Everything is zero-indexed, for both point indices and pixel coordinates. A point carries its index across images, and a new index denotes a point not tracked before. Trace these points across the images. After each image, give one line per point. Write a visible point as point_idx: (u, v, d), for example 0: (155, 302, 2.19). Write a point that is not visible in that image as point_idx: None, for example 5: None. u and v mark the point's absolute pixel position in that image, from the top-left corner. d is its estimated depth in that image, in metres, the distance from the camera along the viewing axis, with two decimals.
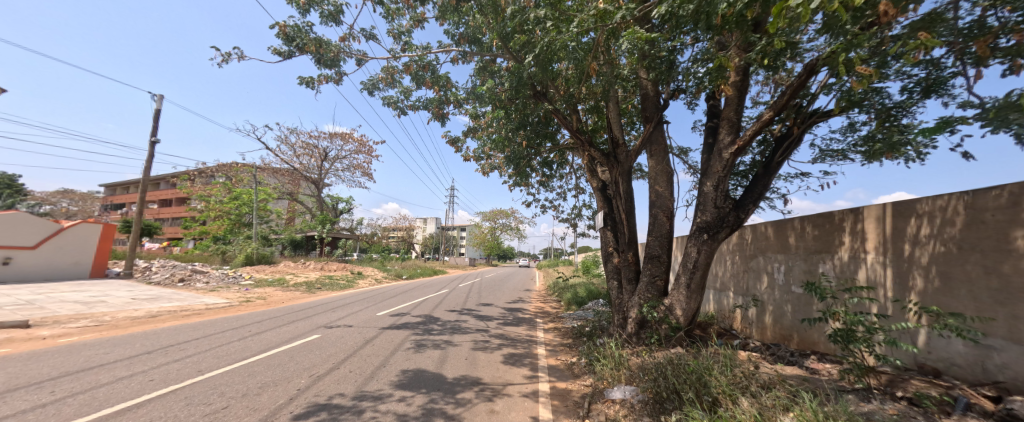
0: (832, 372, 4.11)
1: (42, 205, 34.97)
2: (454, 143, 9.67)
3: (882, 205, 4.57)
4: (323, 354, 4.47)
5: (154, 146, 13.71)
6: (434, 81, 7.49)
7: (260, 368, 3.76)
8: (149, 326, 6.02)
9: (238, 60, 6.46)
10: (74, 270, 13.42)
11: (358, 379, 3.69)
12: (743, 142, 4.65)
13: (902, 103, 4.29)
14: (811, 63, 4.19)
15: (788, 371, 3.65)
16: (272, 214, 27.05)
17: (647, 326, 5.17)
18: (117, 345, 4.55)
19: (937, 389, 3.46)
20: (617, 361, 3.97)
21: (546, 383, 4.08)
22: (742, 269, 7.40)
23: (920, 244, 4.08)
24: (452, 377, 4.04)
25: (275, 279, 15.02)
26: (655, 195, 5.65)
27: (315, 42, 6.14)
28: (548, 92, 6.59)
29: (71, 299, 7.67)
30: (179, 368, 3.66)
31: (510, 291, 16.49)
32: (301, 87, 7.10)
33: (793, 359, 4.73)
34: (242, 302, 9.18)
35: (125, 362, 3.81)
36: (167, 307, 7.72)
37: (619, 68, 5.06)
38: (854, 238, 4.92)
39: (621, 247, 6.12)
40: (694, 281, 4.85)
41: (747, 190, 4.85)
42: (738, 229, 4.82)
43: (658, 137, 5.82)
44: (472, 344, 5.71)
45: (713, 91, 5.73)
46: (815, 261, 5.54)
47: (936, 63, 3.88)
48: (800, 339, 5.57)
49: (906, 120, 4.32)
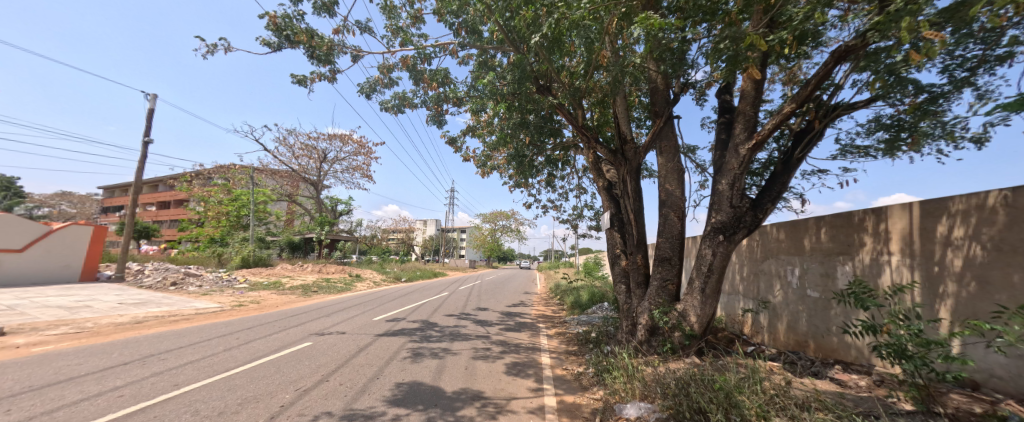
0: (861, 385, 3.80)
1: (39, 208, 34.78)
2: (453, 142, 9.37)
3: (909, 204, 4.27)
4: (312, 364, 4.17)
5: (148, 147, 13.41)
6: (432, 76, 7.21)
7: (242, 381, 3.47)
8: (132, 333, 5.73)
9: (226, 53, 6.19)
10: (63, 273, 13.13)
11: (348, 393, 3.40)
12: (762, 136, 4.33)
13: (942, 90, 3.99)
14: (840, 50, 3.88)
15: (822, 387, 3.32)
16: (270, 216, 26.78)
17: (658, 333, 4.86)
18: (92, 355, 4.25)
19: (982, 405, 3.16)
20: (629, 373, 3.66)
21: (553, 396, 3.78)
22: (753, 273, 7.09)
23: (953, 246, 3.78)
24: (451, 390, 3.74)
25: (271, 282, 14.68)
26: (665, 194, 5.37)
27: (306, 33, 5.88)
28: (552, 85, 6.33)
29: (54, 304, 7.36)
30: (153, 382, 3.37)
31: (510, 294, 16.22)
32: (293, 84, 6.85)
33: (817, 370, 4.43)
34: (234, 307, 8.87)
35: (96, 375, 3.52)
36: (154, 312, 7.41)
37: (631, 58, 4.71)
38: (876, 240, 4.61)
39: (629, 249, 5.81)
40: (709, 286, 4.55)
41: (765, 188, 4.55)
42: (755, 230, 4.52)
43: (669, 132, 5.54)
44: (472, 353, 5.39)
45: (726, 84, 5.47)
46: (833, 264, 5.22)
47: (990, 42, 3.57)
48: (818, 345, 5.31)
49: (942, 108, 4.02)
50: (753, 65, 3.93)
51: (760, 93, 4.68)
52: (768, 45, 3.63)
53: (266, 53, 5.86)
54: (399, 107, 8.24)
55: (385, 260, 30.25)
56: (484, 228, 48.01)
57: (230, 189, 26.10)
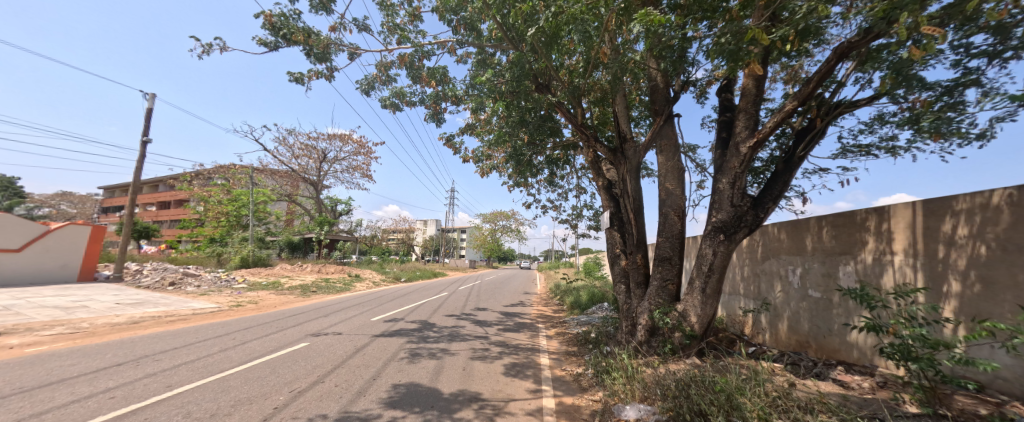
0: (864, 387, 3.76)
1: (39, 208, 34.76)
2: (452, 141, 9.33)
3: (913, 203, 4.21)
4: (307, 365, 4.13)
5: (147, 146, 13.36)
6: (431, 74, 7.16)
7: (236, 382, 3.42)
8: (128, 333, 5.69)
9: (221, 52, 6.15)
10: (61, 273, 13.07)
11: (343, 395, 3.35)
12: (763, 134, 4.27)
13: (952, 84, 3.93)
14: (842, 47, 3.81)
15: (825, 389, 3.27)
16: (270, 216, 26.74)
17: (658, 333, 4.80)
18: (86, 356, 4.21)
19: (988, 407, 3.11)
20: (628, 375, 3.60)
21: (552, 398, 3.73)
22: (753, 273, 7.04)
23: (957, 245, 3.73)
24: (449, 392, 3.69)
25: (270, 282, 14.63)
26: (665, 193, 5.31)
27: (303, 32, 5.84)
28: (551, 83, 6.28)
29: (51, 304, 7.31)
30: (146, 384, 3.32)
31: (509, 294, 16.18)
32: (290, 83, 6.82)
33: (819, 371, 4.38)
34: (231, 307, 8.81)
35: (88, 376, 3.48)
36: (151, 313, 7.36)
37: (630, 56, 4.66)
38: (879, 239, 4.56)
39: (629, 249, 5.76)
40: (710, 286, 4.50)
41: (766, 187, 4.50)
42: (756, 230, 4.46)
43: (669, 131, 5.50)
44: (470, 353, 5.34)
45: (727, 83, 5.43)
46: (835, 264, 5.16)
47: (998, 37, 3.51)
48: (819, 346, 5.27)
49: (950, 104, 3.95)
50: (755, 60, 3.87)
51: (761, 91, 4.63)
52: (770, 40, 3.56)
53: (262, 52, 5.82)
54: (397, 106, 8.19)
55: (385, 260, 30.23)
56: (485, 228, 47.97)
57: (229, 189, 26.07)
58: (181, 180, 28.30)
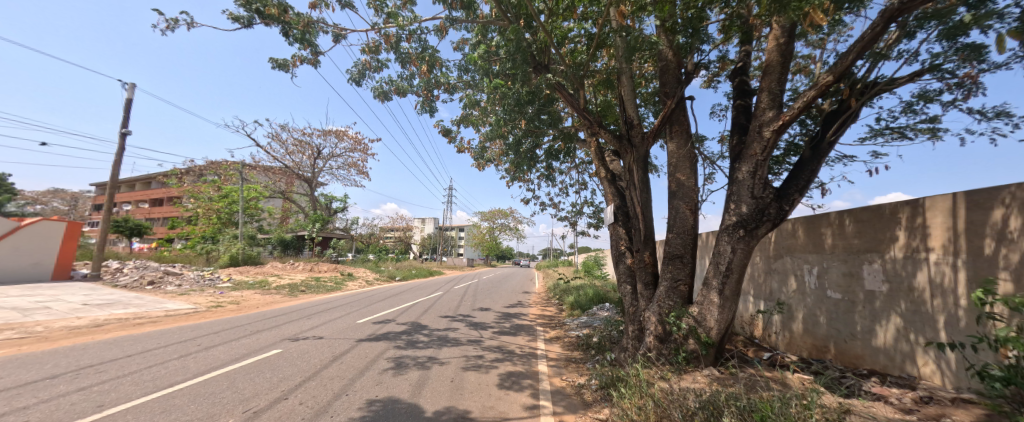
0: (906, 402, 3.30)
1: (25, 204, 34.14)
2: (448, 133, 8.82)
3: (953, 192, 3.69)
4: (273, 377, 3.64)
5: (125, 138, 12.77)
6: (421, 57, 6.64)
7: (181, 400, 2.93)
8: (84, 338, 5.15)
9: (189, 29, 5.66)
10: (34, 272, 12.53)
11: (306, 415, 2.85)
12: (789, 116, 3.76)
13: None
14: (891, 10, 3.18)
15: (869, 409, 2.77)
16: (262, 213, 25.81)
17: (669, 340, 4.33)
18: (21, 366, 3.69)
19: None
20: (640, 390, 3.12)
21: (552, 416, 3.25)
22: (765, 271, 6.56)
23: (1008, 240, 3.20)
24: (432, 410, 3.18)
25: (258, 283, 13.43)
26: (676, 185, 4.81)
27: (279, 6, 5.30)
28: (552, 63, 5.74)
29: (10, 305, 6.79)
30: (73, 402, 2.82)
31: (511, 295, 15.47)
32: (273, 68, 6.35)
33: (847, 382, 3.92)
34: (209, 308, 8.25)
35: (9, 393, 2.96)
36: (118, 314, 6.81)
37: (638, 32, 4.36)
38: (911, 235, 4.03)
39: (636, 246, 5.21)
40: (728, 287, 4.01)
41: (790, 176, 4.00)
42: (780, 224, 3.95)
43: (679, 116, 5.00)
44: (462, 361, 4.84)
45: (742, 65, 4.98)
46: (859, 263, 4.65)
47: None
48: (840, 351, 4.83)
49: None
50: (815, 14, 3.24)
51: (785, 69, 4.14)
52: None
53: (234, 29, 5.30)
54: (388, 96, 7.70)
55: (382, 258, 29.69)
56: (484, 227, 47.38)
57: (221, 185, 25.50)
58: (171, 176, 27.74)
